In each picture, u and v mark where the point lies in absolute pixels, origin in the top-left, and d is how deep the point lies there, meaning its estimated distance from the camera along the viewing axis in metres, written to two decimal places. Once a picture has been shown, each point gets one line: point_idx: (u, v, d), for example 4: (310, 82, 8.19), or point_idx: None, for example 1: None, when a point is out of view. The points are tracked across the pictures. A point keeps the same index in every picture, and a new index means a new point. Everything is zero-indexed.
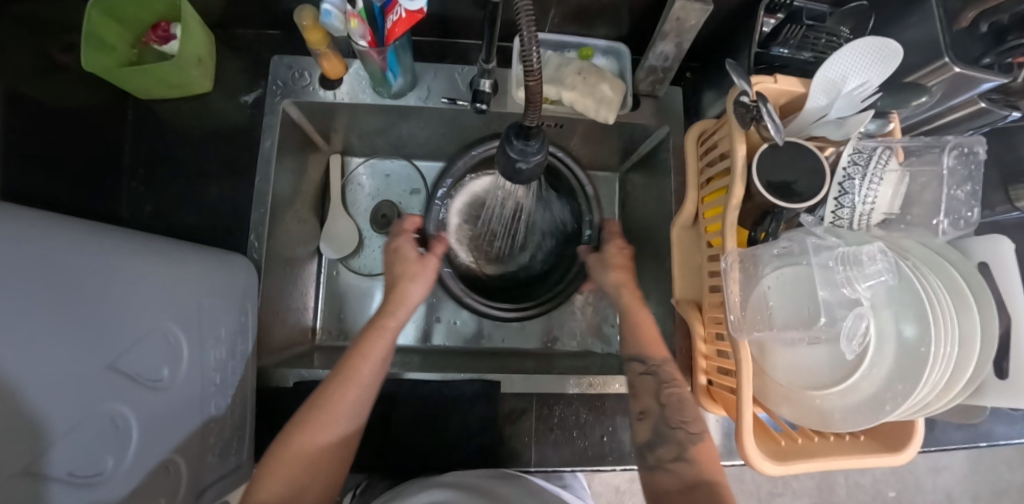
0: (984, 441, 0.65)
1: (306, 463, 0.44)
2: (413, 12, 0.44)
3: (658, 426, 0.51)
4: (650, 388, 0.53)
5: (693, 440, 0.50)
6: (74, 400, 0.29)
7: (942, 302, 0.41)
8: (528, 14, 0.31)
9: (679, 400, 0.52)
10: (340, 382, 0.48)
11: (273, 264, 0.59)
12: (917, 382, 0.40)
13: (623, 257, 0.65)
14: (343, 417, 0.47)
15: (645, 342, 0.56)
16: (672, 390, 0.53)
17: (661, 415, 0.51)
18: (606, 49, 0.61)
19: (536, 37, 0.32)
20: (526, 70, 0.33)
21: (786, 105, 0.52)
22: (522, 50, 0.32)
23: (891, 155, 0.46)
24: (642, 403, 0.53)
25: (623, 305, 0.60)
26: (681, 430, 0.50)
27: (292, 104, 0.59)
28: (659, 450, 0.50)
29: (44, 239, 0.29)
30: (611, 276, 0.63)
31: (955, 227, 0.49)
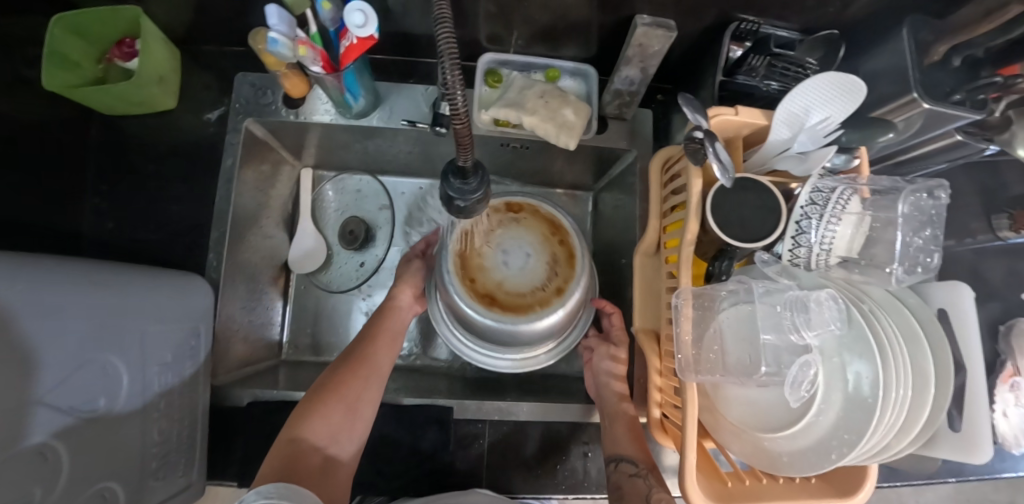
0: (955, 478, 0.62)
1: (345, 404, 0.49)
2: (365, 38, 0.45)
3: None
4: (640, 492, 0.46)
5: None
6: (12, 432, 0.30)
7: (896, 347, 0.40)
8: (451, 53, 0.30)
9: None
10: (362, 348, 0.55)
11: (234, 282, 0.59)
12: (861, 434, 0.38)
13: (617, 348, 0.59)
14: (372, 371, 0.53)
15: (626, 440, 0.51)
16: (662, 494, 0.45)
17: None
18: (573, 71, 0.60)
19: (460, 80, 0.31)
20: (452, 112, 0.32)
21: (749, 136, 0.51)
22: (447, 91, 0.31)
23: (852, 195, 0.44)
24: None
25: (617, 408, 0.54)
26: None
27: (255, 122, 0.59)
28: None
29: None
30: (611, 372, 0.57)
31: (912, 272, 0.46)
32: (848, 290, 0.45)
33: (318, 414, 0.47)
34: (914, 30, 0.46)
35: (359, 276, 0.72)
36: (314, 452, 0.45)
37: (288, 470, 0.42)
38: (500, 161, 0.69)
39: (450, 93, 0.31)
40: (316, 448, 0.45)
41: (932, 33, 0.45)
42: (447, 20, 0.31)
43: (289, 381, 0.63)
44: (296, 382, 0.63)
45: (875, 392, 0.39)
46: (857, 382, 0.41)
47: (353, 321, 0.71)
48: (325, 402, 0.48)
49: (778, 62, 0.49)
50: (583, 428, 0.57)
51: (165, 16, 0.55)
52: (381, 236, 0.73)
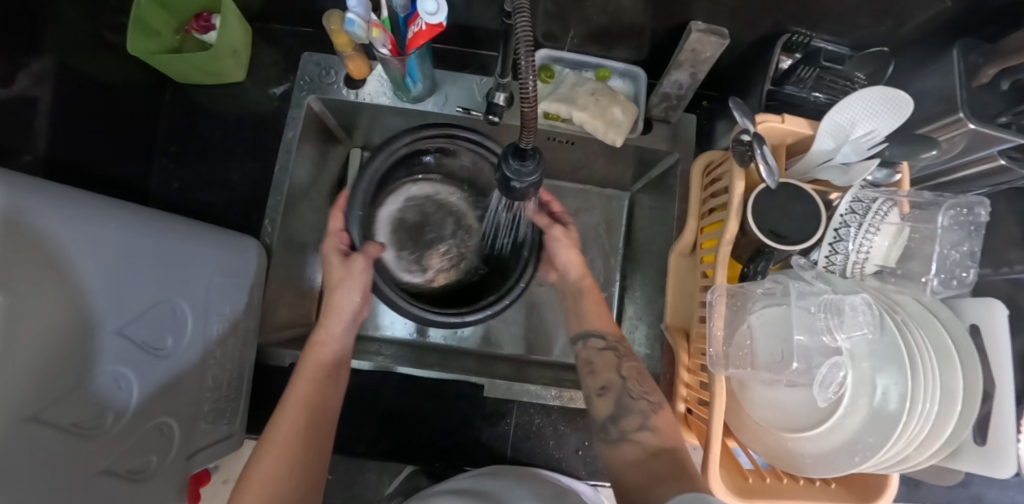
0: None
1: (271, 487, 0.40)
2: (434, 25, 0.48)
3: (620, 397, 0.49)
4: (611, 364, 0.51)
5: (654, 408, 0.47)
6: (91, 357, 0.33)
7: (926, 358, 0.41)
8: (527, 45, 0.33)
9: (639, 372, 0.50)
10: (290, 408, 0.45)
11: (285, 248, 0.62)
12: (887, 438, 0.40)
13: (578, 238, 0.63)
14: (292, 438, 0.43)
15: (597, 320, 0.56)
16: (630, 362, 0.52)
17: (622, 388, 0.49)
18: (623, 72, 0.61)
19: (532, 67, 0.33)
20: (521, 95, 0.34)
21: (792, 145, 0.53)
22: (519, 78, 0.33)
23: (893, 207, 0.46)
24: (603, 377, 0.50)
25: (581, 289, 0.59)
26: (642, 401, 0.48)
27: (316, 99, 0.62)
28: (622, 421, 0.47)
29: (80, 207, 0.32)
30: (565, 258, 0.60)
31: (947, 286, 0.49)
32: (882, 300, 0.46)
33: None
34: (966, 53, 0.47)
35: None
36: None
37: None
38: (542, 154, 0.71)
39: (523, 78, 0.33)
40: None
41: (982, 56, 0.47)
42: (524, 11, 0.33)
43: None
44: None
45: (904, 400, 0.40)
46: (885, 391, 0.42)
47: None
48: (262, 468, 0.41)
49: (828, 75, 0.51)
50: None
51: None
52: None
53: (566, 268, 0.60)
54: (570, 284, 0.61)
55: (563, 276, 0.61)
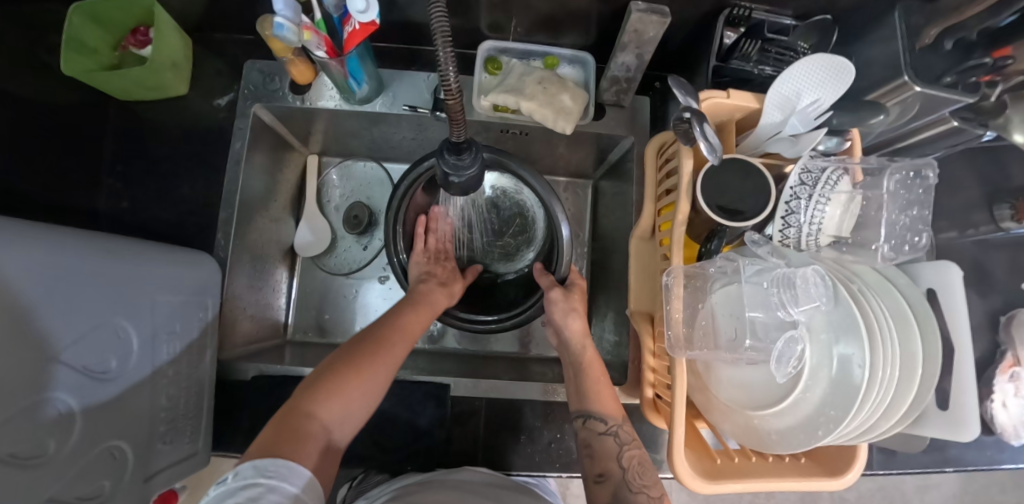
0: (951, 467, 0.62)
1: (368, 392, 0.44)
2: (366, 23, 0.47)
3: (619, 489, 0.46)
4: (611, 450, 0.48)
5: (654, 503, 0.44)
6: (28, 386, 0.32)
7: (883, 325, 0.40)
8: (444, 35, 0.31)
9: (640, 462, 0.47)
10: (392, 342, 0.50)
11: (243, 261, 0.61)
12: (847, 409, 0.39)
13: (582, 296, 0.62)
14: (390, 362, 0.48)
15: (598, 399, 0.52)
16: (631, 451, 0.48)
17: (622, 480, 0.46)
18: (571, 59, 0.61)
19: (452, 58, 0.32)
20: (443, 88, 0.33)
21: (742, 120, 0.52)
22: (438, 70, 0.32)
23: (842, 175, 0.45)
24: (602, 464, 0.48)
25: (583, 363, 0.56)
26: (642, 494, 0.45)
27: (263, 107, 0.61)
28: None
29: (3, 233, 0.31)
30: (572, 327, 0.59)
31: (899, 252, 0.48)
32: (837, 270, 0.45)
33: (333, 394, 0.42)
34: (907, 15, 0.47)
35: (364, 260, 0.74)
36: (317, 435, 0.39)
37: (275, 445, 0.36)
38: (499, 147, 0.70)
39: (442, 68, 0.32)
40: (320, 426, 0.40)
41: (923, 17, 0.46)
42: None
43: (293, 358, 0.65)
44: (302, 360, 0.66)
45: (863, 370, 0.39)
46: (844, 362, 0.41)
47: (357, 303, 0.73)
48: (365, 373, 0.44)
49: (771, 47, 0.51)
50: None
51: (180, 4, 0.58)
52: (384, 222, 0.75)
53: (569, 336, 0.59)
54: (571, 356, 0.58)
55: (566, 346, 0.59)
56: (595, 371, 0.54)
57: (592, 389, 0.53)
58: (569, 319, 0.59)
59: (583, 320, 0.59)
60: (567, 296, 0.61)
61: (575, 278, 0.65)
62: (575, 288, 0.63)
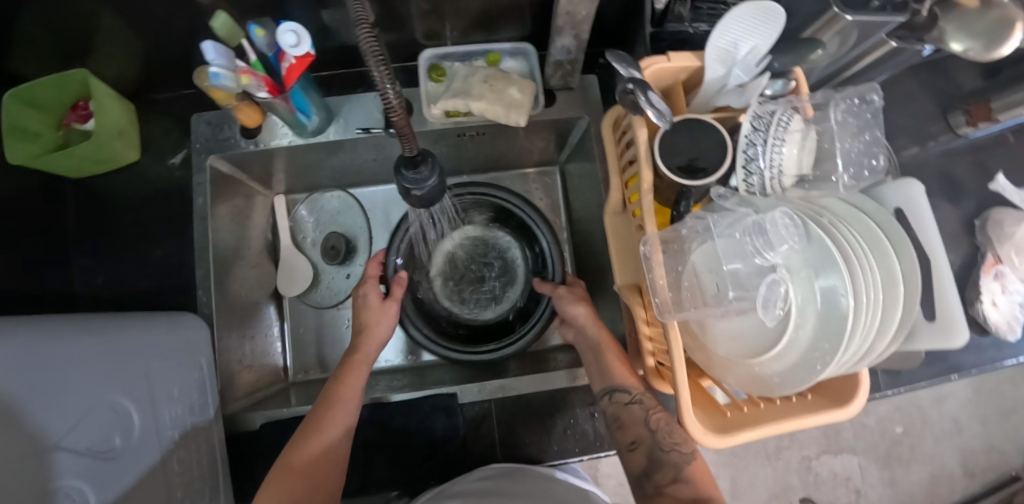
0: (955, 374, 0.63)
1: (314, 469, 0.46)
2: (302, 56, 0.48)
3: (652, 450, 0.49)
4: (638, 417, 0.50)
5: (687, 460, 0.48)
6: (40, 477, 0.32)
7: (859, 252, 0.41)
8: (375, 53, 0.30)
9: (667, 423, 0.50)
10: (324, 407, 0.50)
11: (228, 313, 0.61)
12: (839, 339, 0.39)
13: (579, 285, 0.65)
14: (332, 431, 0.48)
15: (620, 373, 0.53)
16: (657, 415, 0.51)
17: (653, 441, 0.49)
18: (513, 51, 0.60)
19: (388, 76, 0.31)
20: (386, 107, 0.32)
21: (687, 81, 0.52)
22: (378, 90, 0.31)
23: (793, 114, 0.46)
24: (631, 432, 0.50)
25: (599, 344, 0.56)
26: (673, 452, 0.48)
27: (219, 158, 0.60)
28: (655, 475, 0.48)
29: None
30: (576, 311, 0.60)
31: (859, 178, 0.49)
32: (806, 208, 0.46)
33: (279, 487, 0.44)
34: None
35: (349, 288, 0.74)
36: None
37: None
38: (460, 152, 0.70)
39: (380, 89, 0.31)
40: None
41: None
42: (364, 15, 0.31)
43: (300, 399, 0.65)
44: (309, 399, 0.66)
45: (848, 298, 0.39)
46: (827, 295, 0.42)
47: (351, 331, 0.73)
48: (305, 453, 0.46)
49: (703, 4, 0.51)
50: (585, 390, 0.59)
51: (114, 71, 0.57)
52: (361, 247, 0.75)
53: (579, 322, 0.60)
54: (587, 339, 0.58)
55: (579, 332, 0.60)
56: (613, 351, 0.55)
57: (613, 366, 0.53)
58: (575, 307, 0.60)
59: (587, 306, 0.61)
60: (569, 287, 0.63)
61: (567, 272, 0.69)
62: (573, 279, 0.65)
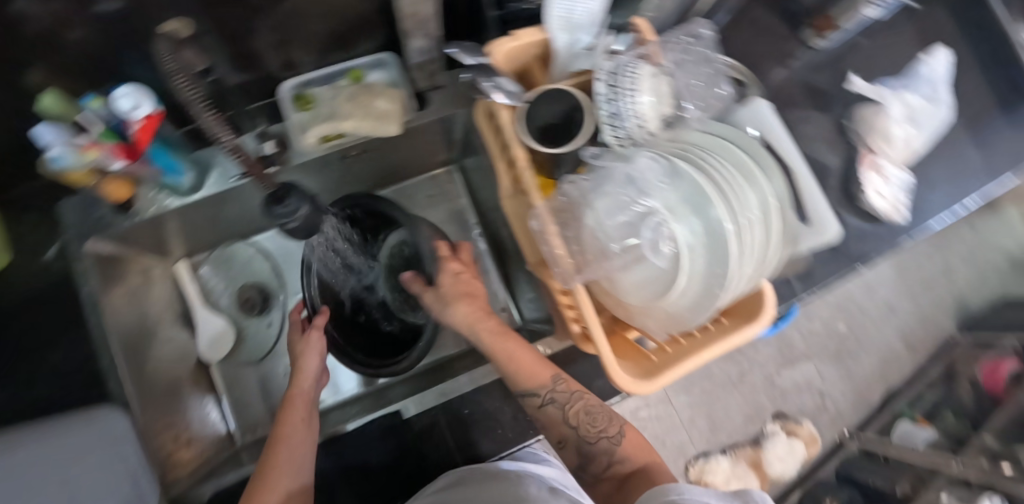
0: (860, 264, 0.68)
1: None
2: (147, 116, 0.47)
3: (581, 445, 0.48)
4: (556, 417, 0.48)
5: (615, 441, 0.47)
6: None
7: (730, 179, 0.43)
8: (200, 104, 0.35)
9: (587, 412, 0.48)
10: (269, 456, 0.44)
11: (150, 395, 0.58)
12: (724, 263, 0.41)
13: (454, 275, 0.54)
14: (289, 474, 0.43)
15: (521, 373, 0.48)
16: (574, 407, 0.48)
17: (578, 438, 0.48)
18: (374, 63, 0.61)
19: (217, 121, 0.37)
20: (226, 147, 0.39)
21: (541, 54, 0.53)
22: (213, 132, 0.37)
23: (638, 63, 0.47)
24: (557, 433, 0.49)
25: (487, 349, 0.50)
26: (602, 441, 0.47)
27: (95, 241, 0.55)
28: (591, 466, 0.48)
29: None
30: (455, 314, 0.51)
31: (709, 106, 0.51)
32: (673, 149, 0.47)
33: None
34: None
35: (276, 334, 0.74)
36: None
37: None
38: (354, 172, 0.68)
39: (215, 135, 0.38)
40: None
41: None
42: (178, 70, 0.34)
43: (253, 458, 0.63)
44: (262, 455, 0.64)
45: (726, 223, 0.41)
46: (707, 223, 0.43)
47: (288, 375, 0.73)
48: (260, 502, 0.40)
49: None
50: None
51: None
52: (278, 294, 0.75)
53: (461, 325, 0.52)
54: (477, 344, 0.51)
55: (468, 337, 0.52)
56: (501, 352, 0.48)
57: (508, 372, 0.48)
58: (449, 311, 0.52)
59: (468, 300, 0.52)
60: (439, 289, 0.55)
61: (443, 253, 0.56)
62: (443, 278, 0.54)
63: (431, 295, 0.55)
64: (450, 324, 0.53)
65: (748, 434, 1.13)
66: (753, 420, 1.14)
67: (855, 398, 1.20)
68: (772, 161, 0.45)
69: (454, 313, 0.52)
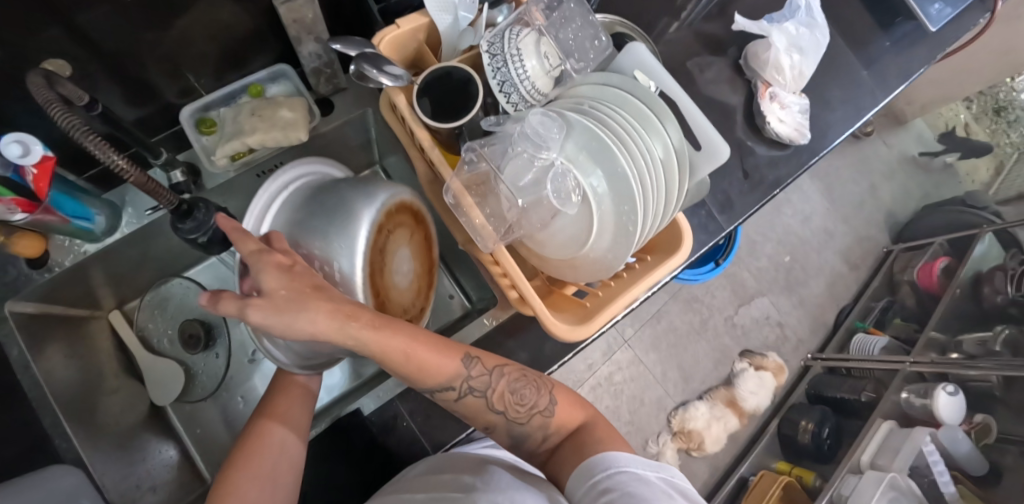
0: (776, 189, 0.74)
1: None
2: (42, 161, 0.46)
3: (509, 426, 0.51)
4: (479, 403, 0.49)
5: (546, 417, 0.51)
6: None
7: (621, 124, 0.46)
8: (81, 128, 0.33)
9: (511, 394, 0.50)
10: (239, 466, 0.41)
11: (100, 448, 0.56)
12: (632, 200, 0.44)
13: (283, 273, 0.36)
14: (259, 482, 0.40)
15: (422, 371, 0.44)
16: (496, 390, 0.49)
17: (506, 420, 0.50)
18: (271, 77, 0.61)
19: (105, 144, 0.34)
20: (119, 173, 0.36)
21: (428, 38, 0.54)
22: (107, 161, 0.35)
23: (517, 28, 0.49)
24: (485, 421, 0.51)
25: (371, 352, 0.40)
26: (533, 418, 0.51)
27: (18, 301, 0.54)
28: (524, 441, 0.53)
29: None
30: (309, 325, 0.36)
31: (588, 59, 0.54)
32: (567, 104, 0.50)
33: None
34: None
35: (224, 364, 0.71)
36: None
37: None
38: None
39: (106, 162, 0.35)
40: None
41: None
42: (56, 104, 0.33)
43: None
44: None
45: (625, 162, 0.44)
46: (610, 167, 0.46)
47: (248, 402, 0.72)
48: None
49: None
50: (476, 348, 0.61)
51: None
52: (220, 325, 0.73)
53: (321, 335, 0.37)
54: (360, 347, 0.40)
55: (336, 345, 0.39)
56: (393, 352, 0.41)
57: (414, 372, 0.44)
58: (296, 324, 0.35)
59: (322, 299, 0.37)
60: (270, 297, 0.35)
61: (252, 246, 0.37)
62: (266, 279, 0.35)
63: (257, 313, 0.34)
64: (300, 338, 0.36)
65: (720, 377, 1.25)
66: (722, 362, 1.25)
67: (811, 323, 1.32)
68: (657, 98, 0.48)
69: (301, 323, 0.35)
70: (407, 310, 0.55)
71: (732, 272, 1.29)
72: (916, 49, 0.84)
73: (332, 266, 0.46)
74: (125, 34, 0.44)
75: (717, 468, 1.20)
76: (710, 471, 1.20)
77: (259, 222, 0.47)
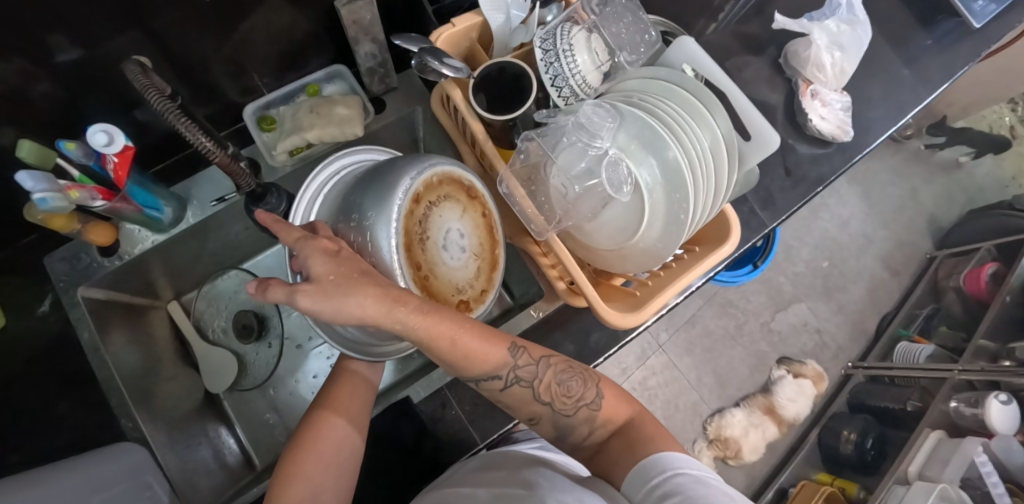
0: (819, 187, 0.73)
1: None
2: (122, 151, 0.48)
3: (556, 418, 0.50)
4: (526, 396, 0.48)
5: (594, 413, 0.49)
6: None
7: (672, 114, 0.47)
8: (173, 110, 0.36)
9: (558, 386, 0.48)
10: (300, 454, 0.41)
11: (163, 431, 0.58)
12: (684, 188, 0.45)
13: (329, 258, 0.34)
14: (324, 467, 0.41)
15: (471, 361, 0.43)
16: (543, 381, 0.48)
17: (552, 412, 0.49)
18: (328, 77, 0.64)
19: (195, 127, 0.38)
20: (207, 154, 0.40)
21: (480, 36, 0.56)
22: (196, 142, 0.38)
23: (569, 24, 0.50)
24: (529, 412, 0.50)
25: (420, 341, 0.38)
26: (580, 411, 0.49)
27: (89, 287, 0.57)
28: (571, 433, 0.51)
29: None
30: (359, 312, 0.33)
31: (636, 55, 0.56)
32: (617, 97, 0.51)
33: None
34: None
35: (275, 354, 0.73)
36: None
37: None
38: None
39: (196, 144, 0.38)
40: None
41: None
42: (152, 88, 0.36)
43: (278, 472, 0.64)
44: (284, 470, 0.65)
45: (676, 151, 0.45)
46: (661, 156, 0.47)
47: (294, 393, 0.73)
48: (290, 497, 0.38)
49: None
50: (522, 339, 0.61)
51: None
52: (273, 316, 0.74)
53: (369, 321, 0.34)
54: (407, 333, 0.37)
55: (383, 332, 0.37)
56: (440, 338, 0.38)
57: (459, 359, 0.42)
58: (345, 309, 0.33)
59: (370, 284, 0.34)
60: (319, 283, 0.32)
61: (295, 234, 0.35)
62: (314, 265, 0.33)
63: (310, 299, 0.32)
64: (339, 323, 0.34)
65: (756, 384, 1.23)
66: (758, 369, 1.24)
67: (850, 330, 1.30)
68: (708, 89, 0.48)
69: (354, 308, 0.33)
70: (462, 291, 0.47)
71: (769, 278, 1.29)
72: (962, 47, 0.83)
73: (365, 236, 0.40)
74: (202, 35, 0.48)
75: (754, 478, 1.19)
76: (746, 479, 1.18)
77: (309, 206, 0.46)
